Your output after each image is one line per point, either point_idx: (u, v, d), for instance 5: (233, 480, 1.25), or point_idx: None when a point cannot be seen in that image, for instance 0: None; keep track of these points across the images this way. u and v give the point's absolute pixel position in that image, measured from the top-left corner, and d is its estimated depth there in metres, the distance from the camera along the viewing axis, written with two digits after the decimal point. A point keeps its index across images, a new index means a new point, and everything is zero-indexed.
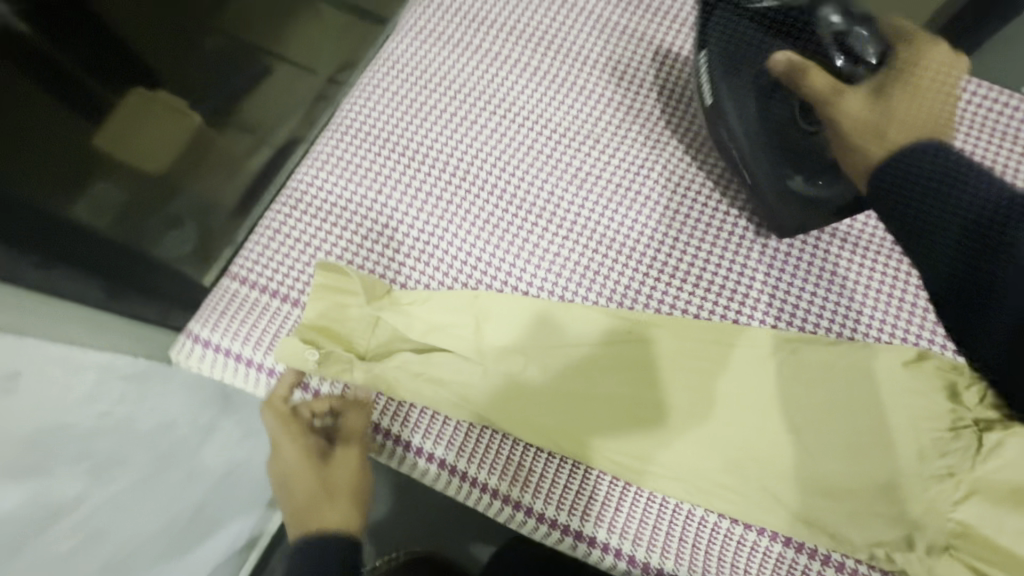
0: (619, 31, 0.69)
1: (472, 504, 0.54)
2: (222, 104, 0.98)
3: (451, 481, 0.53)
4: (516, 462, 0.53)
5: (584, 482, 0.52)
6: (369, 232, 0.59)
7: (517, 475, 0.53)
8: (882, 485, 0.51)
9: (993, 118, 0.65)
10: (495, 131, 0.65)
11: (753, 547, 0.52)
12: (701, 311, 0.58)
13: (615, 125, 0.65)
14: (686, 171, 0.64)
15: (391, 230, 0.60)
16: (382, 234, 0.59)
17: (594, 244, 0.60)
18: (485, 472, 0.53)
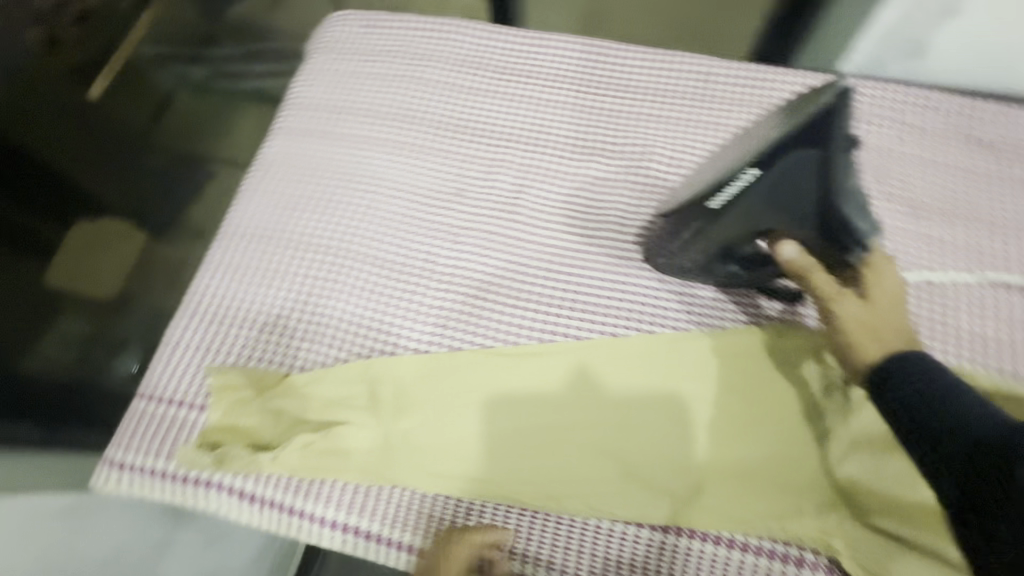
0: (468, 93, 0.75)
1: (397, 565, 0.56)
2: (164, 223, 1.10)
3: (373, 545, 0.56)
4: (428, 513, 0.56)
5: (491, 517, 0.57)
6: (262, 327, 0.63)
7: (430, 525, 0.56)
8: (766, 461, 0.55)
9: None
10: (368, 207, 0.69)
11: (656, 544, 0.55)
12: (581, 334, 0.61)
13: (477, 178, 0.70)
14: (547, 206, 0.68)
15: (284, 320, 0.64)
16: (276, 326, 0.63)
17: (473, 292, 0.64)
18: (399, 530, 0.56)
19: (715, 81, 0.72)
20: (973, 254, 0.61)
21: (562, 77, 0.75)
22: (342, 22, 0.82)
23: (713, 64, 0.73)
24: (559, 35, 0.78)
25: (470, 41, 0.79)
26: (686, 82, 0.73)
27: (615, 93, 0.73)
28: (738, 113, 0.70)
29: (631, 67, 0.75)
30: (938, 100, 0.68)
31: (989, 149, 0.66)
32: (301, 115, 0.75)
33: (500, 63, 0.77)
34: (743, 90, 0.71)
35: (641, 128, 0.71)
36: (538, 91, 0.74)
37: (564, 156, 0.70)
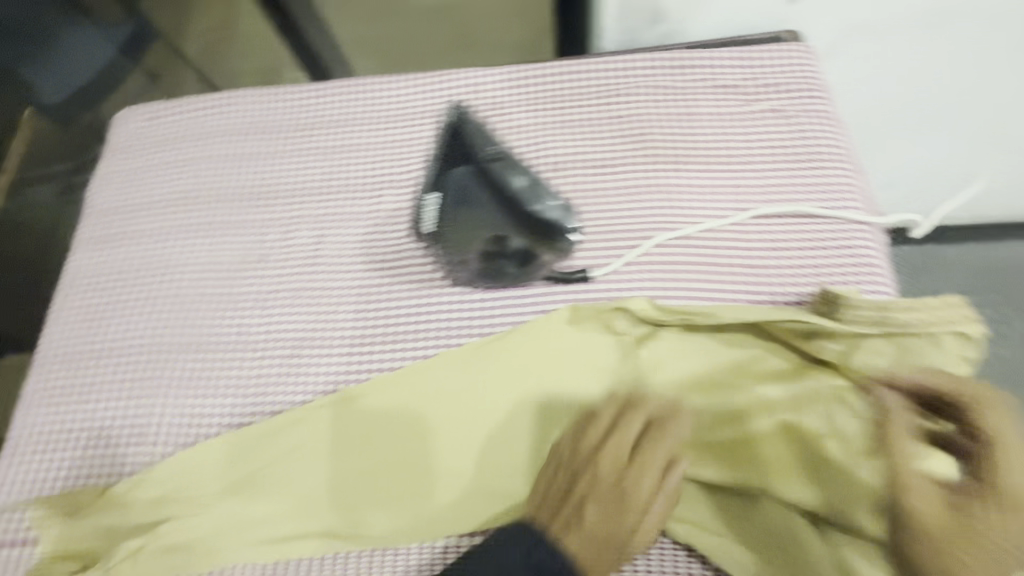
0: (257, 159, 0.76)
1: None
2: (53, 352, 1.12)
3: None
4: None
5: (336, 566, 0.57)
6: (83, 443, 0.63)
7: None
8: None
9: (577, 85, 0.73)
10: (174, 296, 0.69)
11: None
12: (393, 367, 0.63)
13: (276, 240, 0.71)
14: (346, 250, 0.69)
15: (103, 430, 0.63)
16: (96, 438, 0.63)
17: (286, 353, 0.65)
18: None
19: (485, 91, 0.75)
20: (738, 194, 0.65)
21: (344, 123, 0.77)
22: (128, 120, 0.82)
23: (480, 74, 0.76)
24: (337, 83, 0.79)
25: (253, 107, 0.80)
26: (458, 97, 0.75)
27: (395, 126, 0.75)
28: (508, 115, 0.73)
29: (407, 97, 0.77)
30: (682, 58, 0.72)
31: (736, 92, 0.70)
32: (99, 223, 0.75)
33: (285, 123, 0.78)
34: (511, 93, 0.74)
35: (423, 154, 0.73)
36: (323, 142, 0.76)
37: (356, 199, 0.72)
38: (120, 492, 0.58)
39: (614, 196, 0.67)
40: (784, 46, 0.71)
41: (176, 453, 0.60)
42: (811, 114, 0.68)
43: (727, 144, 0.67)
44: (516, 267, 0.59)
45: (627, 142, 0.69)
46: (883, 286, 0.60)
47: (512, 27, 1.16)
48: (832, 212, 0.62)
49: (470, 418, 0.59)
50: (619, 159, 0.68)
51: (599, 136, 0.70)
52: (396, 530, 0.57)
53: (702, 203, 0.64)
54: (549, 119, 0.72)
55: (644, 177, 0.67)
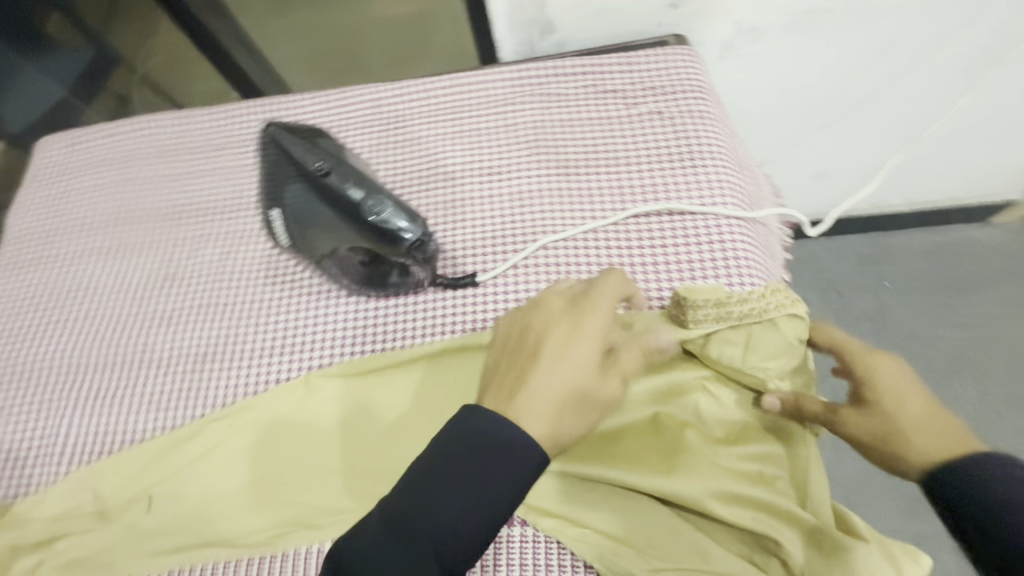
0: (166, 181, 0.78)
1: None
2: None
3: None
4: None
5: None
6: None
7: None
8: None
9: (470, 97, 0.76)
10: (84, 318, 0.71)
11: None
12: (289, 376, 0.64)
13: (181, 257, 0.72)
14: (248, 263, 0.70)
15: (14, 451, 0.65)
16: (7, 459, 0.65)
17: (186, 368, 0.66)
18: None
19: (383, 104, 0.77)
20: (619, 194, 0.67)
21: (250, 141, 0.78)
22: (48, 150, 0.84)
23: (379, 88, 0.78)
24: (245, 104, 0.81)
25: (164, 131, 0.81)
26: (358, 111, 0.77)
27: None
28: (405, 128, 0.75)
29: (310, 112, 0.78)
30: (571, 66, 0.75)
31: (621, 96, 0.72)
32: (16, 251, 0.77)
33: (193, 145, 0.80)
34: (408, 106, 0.76)
35: None
36: (229, 160, 0.77)
37: (259, 213, 0.73)
38: (24, 510, 0.60)
39: (503, 202, 0.69)
40: (667, 49, 0.74)
41: (81, 470, 0.61)
42: (692, 114, 0.70)
43: (611, 146, 0.70)
44: (400, 274, 0.62)
45: (516, 150, 0.72)
46: (757, 278, 0.61)
47: (441, 44, 1.19)
48: (708, 207, 0.64)
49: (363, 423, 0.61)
50: (508, 166, 0.71)
51: (489, 145, 0.72)
52: (286, 536, 0.58)
53: (583, 205, 0.67)
54: (444, 131, 0.74)
55: (531, 181, 0.70)
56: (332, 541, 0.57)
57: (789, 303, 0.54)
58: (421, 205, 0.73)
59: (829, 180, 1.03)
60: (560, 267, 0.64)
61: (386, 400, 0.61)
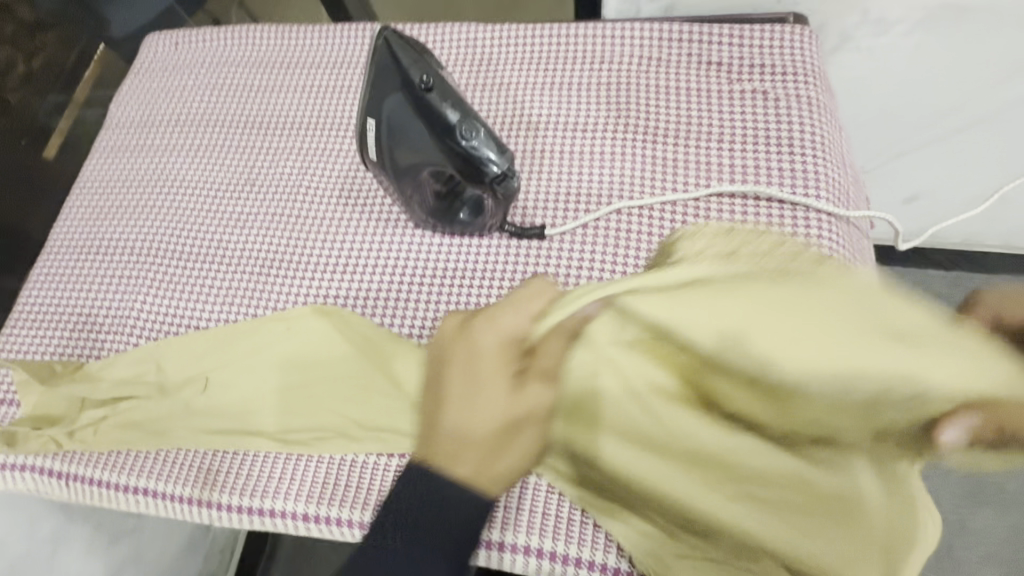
0: (260, 91, 0.80)
1: (194, 520, 0.61)
2: None
3: (164, 505, 0.61)
4: (210, 469, 0.61)
5: (267, 466, 0.61)
6: (73, 325, 0.70)
7: (212, 480, 0.61)
8: None
9: (567, 49, 0.74)
10: (168, 206, 0.75)
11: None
12: (348, 295, 0.66)
13: (264, 166, 0.75)
14: (325, 181, 0.72)
15: (91, 316, 0.70)
16: (84, 322, 0.70)
17: (255, 270, 0.69)
18: (186, 486, 0.61)
19: (477, 45, 0.76)
20: (704, 171, 0.64)
21: (344, 64, 0.79)
22: (154, 46, 0.88)
23: (476, 28, 0.76)
24: (344, 27, 0.82)
25: (264, 43, 0.83)
26: (451, 50, 0.76)
27: None
28: (496, 72, 0.74)
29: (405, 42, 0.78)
30: (677, 31, 0.72)
31: (724, 71, 0.69)
32: (115, 135, 0.82)
33: (289, 60, 0.81)
34: (503, 51, 0.75)
35: None
36: (322, 79, 0.79)
37: (343, 135, 0.74)
38: (95, 369, 0.65)
39: (583, 160, 0.67)
40: (783, 28, 0.69)
41: (148, 345, 0.65)
42: (798, 100, 0.66)
43: (705, 121, 0.67)
44: (469, 213, 0.62)
45: (606, 110, 0.69)
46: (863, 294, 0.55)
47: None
48: (800, 199, 0.61)
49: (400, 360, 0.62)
50: (595, 126, 0.69)
51: (579, 102, 0.70)
52: (322, 442, 0.60)
53: (665, 177, 0.65)
54: (535, 81, 0.73)
55: (615, 145, 0.68)
56: (364, 454, 0.59)
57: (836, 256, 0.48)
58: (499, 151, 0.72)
59: (924, 202, 0.96)
60: (630, 234, 0.63)
61: None
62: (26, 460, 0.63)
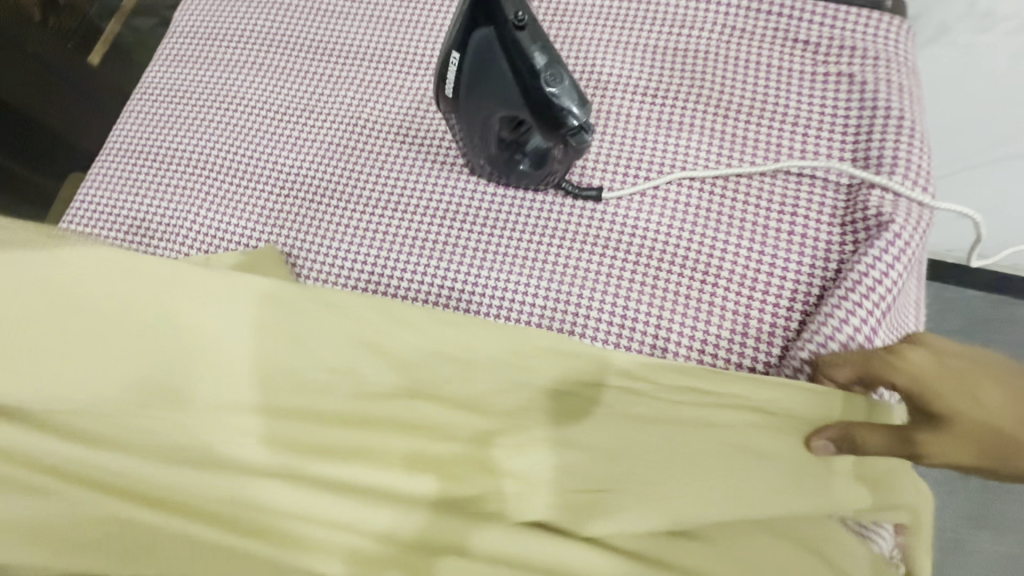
0: (326, 16, 0.78)
1: None
2: None
3: None
4: None
5: None
6: (128, 228, 0.71)
7: None
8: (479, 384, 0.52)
9: (643, 9, 0.71)
10: (226, 123, 0.75)
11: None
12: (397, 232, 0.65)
13: (324, 93, 0.74)
14: (384, 117, 0.71)
15: (146, 221, 0.71)
16: (139, 227, 0.71)
17: (308, 196, 0.69)
18: None
19: None
20: (773, 153, 0.62)
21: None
22: None
23: None
24: None
25: None
26: None
27: None
28: (567, 24, 0.71)
29: None
30: (764, 5, 0.68)
31: (810, 51, 0.66)
32: (178, 43, 0.81)
33: None
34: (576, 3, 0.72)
35: None
36: (390, 11, 0.77)
37: (406, 71, 0.73)
38: None
39: (649, 127, 0.65)
40: (879, 14, 0.66)
41: (87, 242, 0.54)
42: (888, 87, 0.62)
43: (781, 103, 0.64)
44: (529, 165, 0.60)
45: (676, 77, 0.67)
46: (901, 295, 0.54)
47: None
48: (890, 181, 0.57)
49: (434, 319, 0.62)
50: (663, 92, 0.67)
51: (649, 65, 0.68)
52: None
53: (731, 153, 0.63)
54: (606, 37, 0.70)
55: (681, 114, 0.66)
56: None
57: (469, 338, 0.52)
58: None
59: None
60: (688, 209, 0.62)
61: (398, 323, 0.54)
62: None
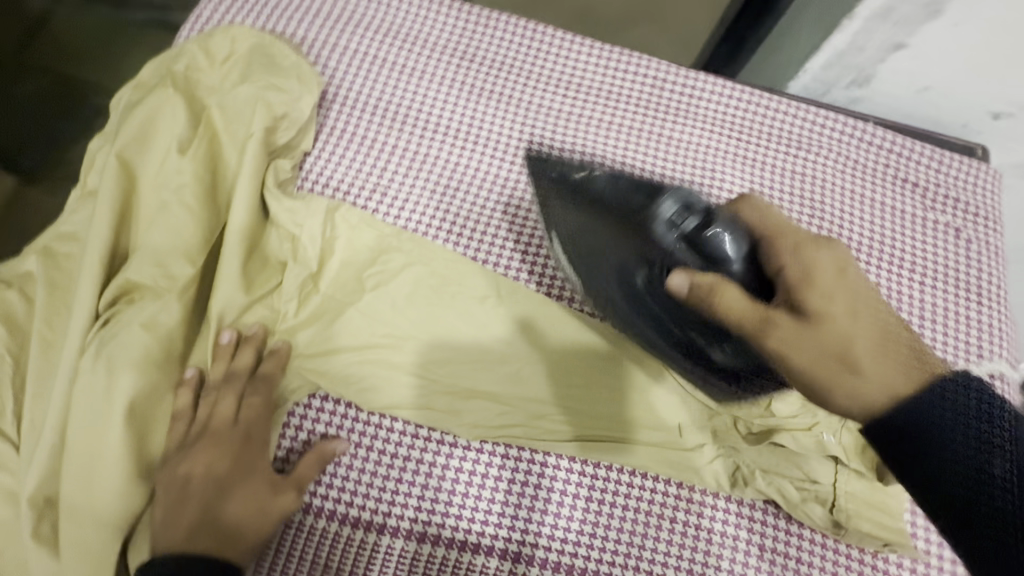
0: (398, 69, 0.66)
1: (336, 561, 0.51)
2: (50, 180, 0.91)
3: (325, 523, 0.51)
4: (355, 541, 0.51)
5: (424, 562, 0.51)
6: (172, 204, 0.54)
7: (360, 552, 0.51)
8: (598, 417, 0.55)
9: (755, 120, 0.69)
10: (296, 186, 0.60)
11: (463, 565, 0.51)
12: (525, 349, 0.56)
13: (403, 173, 0.62)
14: (481, 212, 0.62)
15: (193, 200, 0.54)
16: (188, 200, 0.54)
17: (423, 281, 0.58)
18: (340, 529, 0.51)
19: (661, 91, 0.69)
20: (894, 295, 0.62)
21: (506, 68, 0.68)
22: None
23: (661, 70, 0.70)
24: (504, 20, 0.70)
25: (407, 11, 0.69)
26: (634, 88, 0.69)
27: (564, 93, 0.68)
28: (679, 128, 0.68)
29: (575, 66, 0.69)
30: (873, 136, 0.69)
31: (919, 193, 0.67)
32: None
33: (440, 40, 0.68)
34: (689, 103, 0.69)
35: (582, 137, 0.67)
36: (479, 80, 0.67)
37: (502, 159, 0.64)
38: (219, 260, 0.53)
39: None
40: (978, 163, 0.68)
41: (236, 230, 0.53)
42: (986, 246, 0.65)
43: (896, 241, 0.65)
44: None
45: (792, 199, 0.66)
46: None
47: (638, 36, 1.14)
48: (972, 345, 0.61)
49: (456, 446, 0.54)
50: (780, 213, 0.65)
51: (764, 183, 0.66)
52: (429, 524, 0.52)
53: None
54: (721, 147, 0.67)
55: None
56: (403, 541, 0.51)
57: (576, 329, 0.57)
58: None
59: None
60: None
61: (524, 351, 0.56)
62: (119, 377, 0.48)
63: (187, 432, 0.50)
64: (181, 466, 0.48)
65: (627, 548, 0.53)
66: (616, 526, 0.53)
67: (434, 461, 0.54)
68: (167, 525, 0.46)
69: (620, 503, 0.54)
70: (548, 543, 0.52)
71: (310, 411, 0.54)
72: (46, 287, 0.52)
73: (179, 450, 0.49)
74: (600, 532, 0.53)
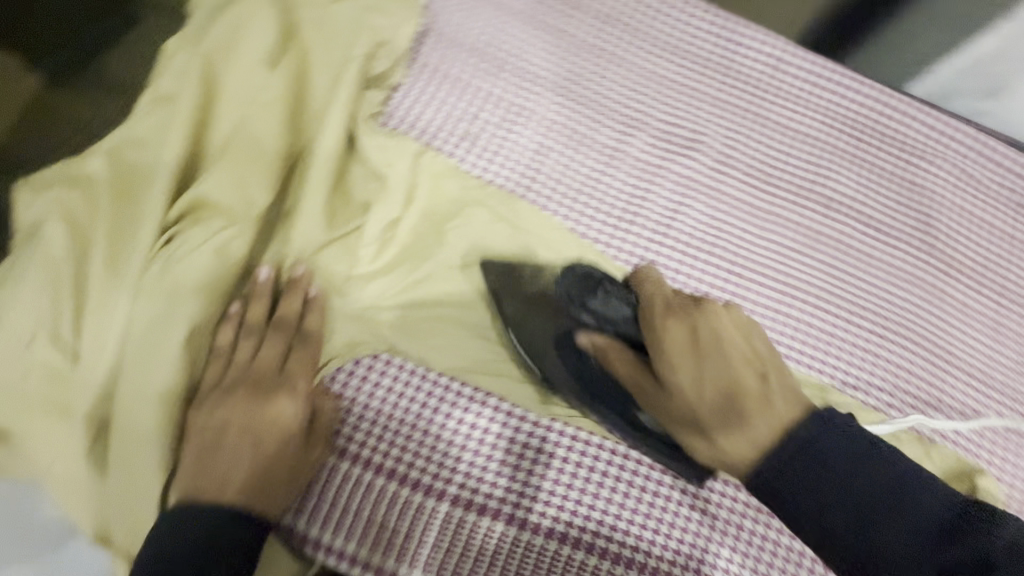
0: (503, 10, 0.60)
1: (391, 521, 0.47)
2: None
3: (382, 481, 0.48)
4: (413, 504, 0.48)
5: (483, 535, 0.48)
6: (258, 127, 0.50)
7: (417, 515, 0.48)
8: None
9: (875, 119, 0.63)
10: (382, 122, 0.55)
11: (518, 543, 0.48)
12: None
13: (497, 124, 0.57)
14: (575, 178, 0.57)
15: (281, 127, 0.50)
16: (275, 126, 0.50)
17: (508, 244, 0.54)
18: (397, 490, 0.48)
19: (781, 74, 0.63)
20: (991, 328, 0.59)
21: (617, 25, 0.62)
22: None
23: (784, 50, 0.64)
24: None
25: None
26: (753, 67, 0.63)
27: (677, 59, 0.62)
28: (795, 116, 0.62)
29: (691, 32, 0.63)
30: (997, 154, 0.64)
31: None
32: None
33: None
34: (807, 91, 0.63)
35: (692, 111, 0.61)
36: (587, 34, 0.61)
37: (603, 123, 0.59)
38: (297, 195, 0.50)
39: (872, 268, 0.59)
40: None
41: (323, 164, 0.50)
42: None
43: (1000, 272, 0.61)
44: None
45: (902, 211, 0.61)
46: None
47: None
48: None
49: (519, 421, 0.50)
50: (888, 224, 0.60)
51: (877, 189, 0.61)
52: (491, 497, 0.48)
53: (953, 321, 0.58)
54: (836, 144, 0.62)
55: (904, 257, 0.60)
56: (460, 510, 0.48)
57: None
58: (816, 220, 0.60)
59: None
60: (910, 377, 0.56)
61: None
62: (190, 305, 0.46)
63: (225, 375, 0.47)
64: (217, 412, 0.45)
65: (694, 552, 0.49)
66: (684, 527, 0.49)
67: (501, 432, 0.50)
68: (199, 472, 0.43)
69: (694, 504, 0.50)
70: (616, 535, 0.48)
71: (377, 363, 0.50)
72: (114, 196, 0.48)
73: (219, 390, 0.46)
74: (672, 533, 0.49)
